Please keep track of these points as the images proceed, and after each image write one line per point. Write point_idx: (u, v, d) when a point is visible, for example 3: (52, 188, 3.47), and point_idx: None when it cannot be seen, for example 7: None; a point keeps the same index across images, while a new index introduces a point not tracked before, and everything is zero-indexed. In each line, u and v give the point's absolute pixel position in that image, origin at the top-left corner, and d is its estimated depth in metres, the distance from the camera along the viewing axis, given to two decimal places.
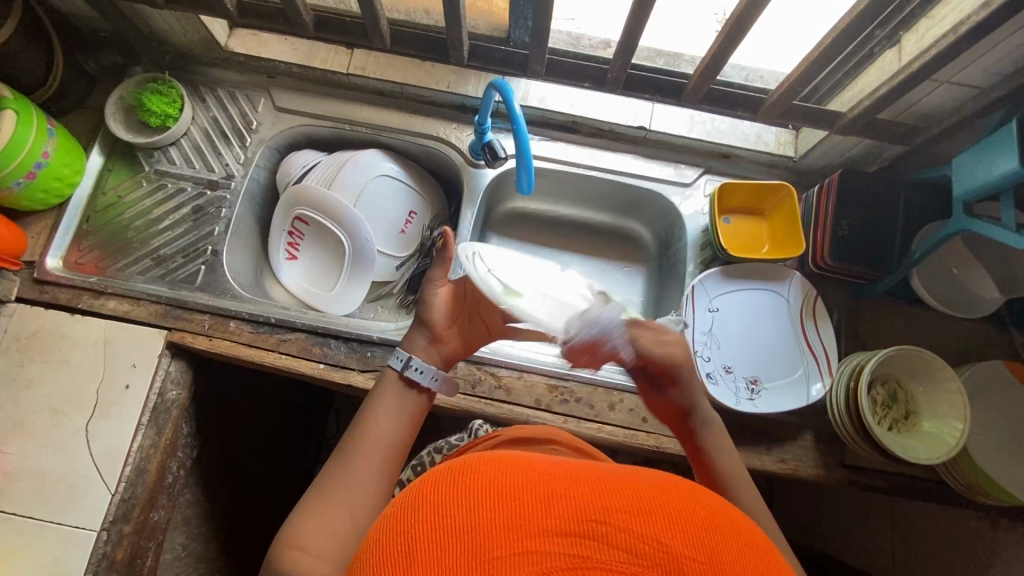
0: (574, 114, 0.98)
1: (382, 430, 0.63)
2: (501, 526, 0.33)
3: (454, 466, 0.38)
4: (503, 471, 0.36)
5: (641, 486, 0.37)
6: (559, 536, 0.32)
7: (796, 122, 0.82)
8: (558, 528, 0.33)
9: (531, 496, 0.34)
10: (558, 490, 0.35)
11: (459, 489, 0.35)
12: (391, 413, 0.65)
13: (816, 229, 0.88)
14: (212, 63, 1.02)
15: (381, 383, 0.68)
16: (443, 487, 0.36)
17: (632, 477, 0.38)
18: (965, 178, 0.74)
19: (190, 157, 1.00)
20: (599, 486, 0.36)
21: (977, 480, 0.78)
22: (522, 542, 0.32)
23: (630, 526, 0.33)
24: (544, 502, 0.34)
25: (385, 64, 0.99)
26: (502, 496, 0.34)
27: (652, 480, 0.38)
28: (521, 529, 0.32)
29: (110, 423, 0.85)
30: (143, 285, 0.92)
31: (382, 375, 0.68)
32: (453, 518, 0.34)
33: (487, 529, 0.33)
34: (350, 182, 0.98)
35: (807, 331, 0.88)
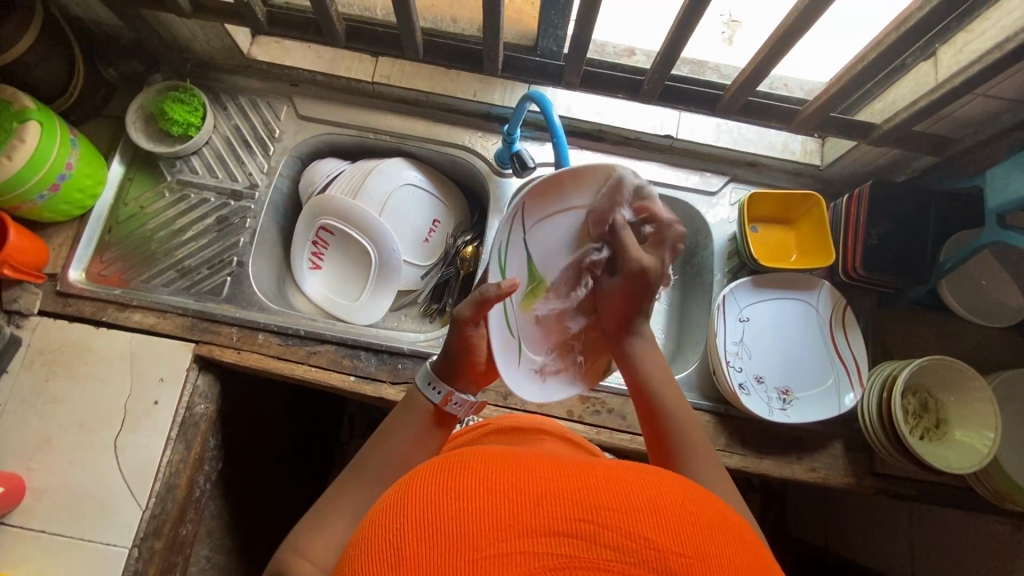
0: (601, 123, 0.98)
1: (399, 454, 0.60)
2: (488, 526, 0.32)
3: (443, 465, 0.38)
4: (488, 471, 0.36)
5: (628, 482, 0.36)
6: (546, 536, 0.32)
7: (830, 134, 0.82)
8: (543, 528, 0.32)
9: (516, 497, 0.34)
10: (546, 488, 0.35)
11: (447, 488, 0.35)
12: (415, 435, 0.62)
13: (846, 239, 0.88)
14: (233, 70, 1.01)
15: (406, 404, 0.64)
16: (433, 489, 0.35)
17: (621, 472, 0.37)
18: (997, 192, 0.75)
19: (212, 166, 0.98)
20: (586, 482, 0.35)
21: (1008, 488, 0.79)
22: (510, 543, 0.32)
23: (619, 524, 0.33)
24: (532, 502, 0.33)
25: (410, 73, 0.98)
26: (486, 493, 0.34)
27: (641, 476, 0.37)
28: (507, 531, 0.32)
29: (138, 437, 0.84)
30: (168, 297, 0.91)
31: (408, 395, 0.64)
32: (439, 516, 0.33)
33: (475, 531, 0.32)
34: (375, 191, 0.98)
35: (837, 341, 0.89)
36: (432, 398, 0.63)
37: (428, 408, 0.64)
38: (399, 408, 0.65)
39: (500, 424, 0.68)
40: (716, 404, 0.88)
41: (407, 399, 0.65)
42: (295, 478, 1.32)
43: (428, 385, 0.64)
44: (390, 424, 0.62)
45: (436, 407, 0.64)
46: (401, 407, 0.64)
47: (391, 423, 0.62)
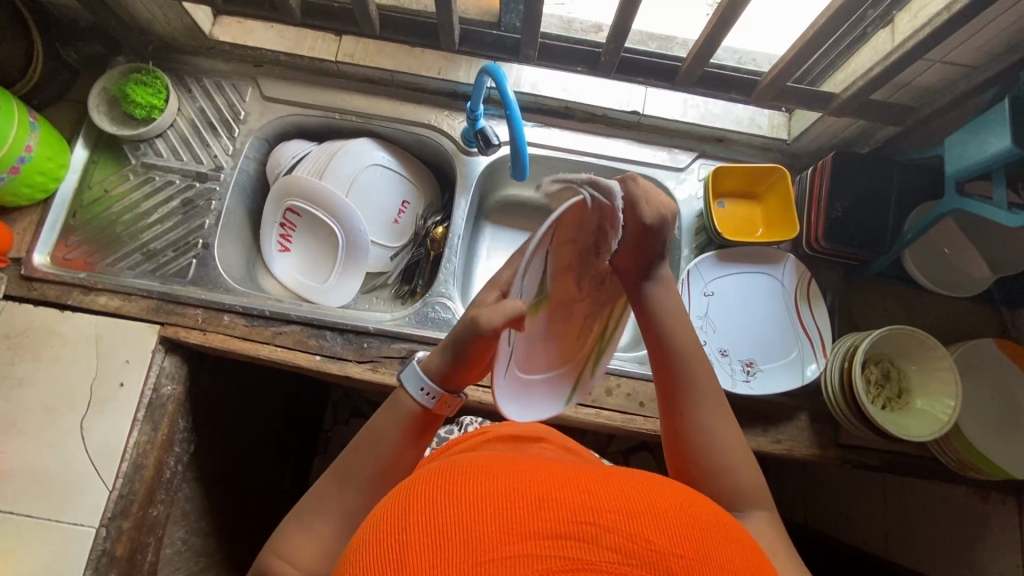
0: (567, 99, 0.98)
1: (381, 459, 0.56)
2: (492, 530, 0.32)
3: (435, 474, 0.37)
4: (487, 477, 0.36)
5: (627, 485, 0.37)
6: (549, 539, 0.32)
7: (789, 104, 0.83)
8: (547, 530, 0.32)
9: (517, 501, 0.33)
10: (548, 492, 0.35)
11: (444, 494, 0.34)
12: (400, 441, 0.56)
13: (810, 212, 0.88)
14: (198, 52, 1.00)
15: (391, 405, 0.58)
16: (428, 495, 0.34)
17: (617, 478, 0.38)
18: (956, 158, 0.74)
19: (177, 149, 0.98)
20: (587, 487, 0.36)
21: (969, 455, 0.82)
22: (513, 546, 0.31)
23: (619, 526, 0.33)
24: (536, 506, 0.33)
25: (374, 51, 0.97)
26: (488, 496, 0.34)
27: (636, 481, 0.38)
28: (512, 533, 0.32)
29: (104, 419, 0.84)
30: (134, 280, 0.90)
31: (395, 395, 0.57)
32: (440, 519, 0.32)
33: (477, 536, 0.31)
34: (341, 171, 0.97)
35: (801, 314, 0.89)
36: (421, 402, 0.56)
37: (418, 412, 0.57)
38: (386, 406, 0.58)
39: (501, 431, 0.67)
40: None
41: (393, 397, 0.58)
42: (276, 463, 1.33)
43: (417, 387, 0.56)
44: (372, 428, 0.57)
45: (425, 409, 0.57)
46: (387, 406, 0.58)
47: (375, 425, 0.57)
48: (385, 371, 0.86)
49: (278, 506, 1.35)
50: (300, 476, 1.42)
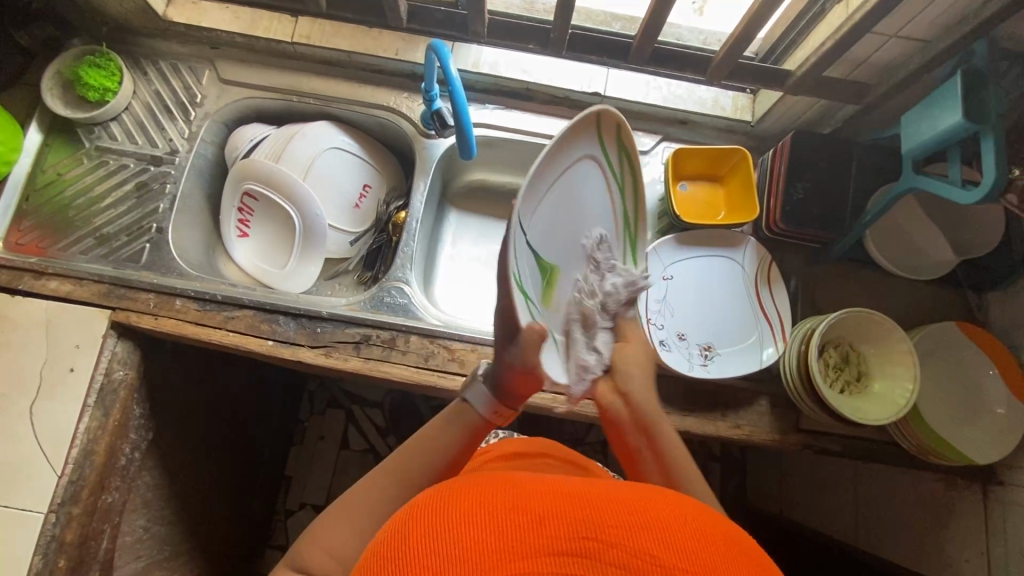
0: (527, 81, 0.96)
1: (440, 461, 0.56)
2: (494, 547, 0.34)
3: (444, 493, 0.39)
4: (495, 493, 0.38)
5: (629, 501, 0.38)
6: (550, 556, 0.34)
7: (745, 82, 0.82)
8: (546, 547, 0.34)
9: (521, 517, 0.36)
10: (551, 509, 0.36)
11: (450, 516, 0.36)
12: (458, 443, 0.57)
13: (770, 194, 0.87)
14: (154, 34, 0.99)
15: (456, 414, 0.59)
16: (439, 513, 0.37)
17: (623, 493, 0.39)
18: (911, 136, 0.72)
19: (132, 132, 0.97)
20: (595, 503, 0.37)
21: (930, 442, 0.80)
22: (514, 564, 0.33)
23: (622, 541, 0.34)
24: (537, 523, 0.35)
25: (330, 32, 0.96)
26: (493, 513, 0.36)
27: (641, 496, 0.39)
28: (519, 552, 0.34)
29: (54, 404, 0.83)
30: (85, 264, 0.89)
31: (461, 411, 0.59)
32: (445, 535, 0.35)
33: (479, 552, 0.34)
34: (298, 155, 0.96)
35: (762, 297, 0.88)
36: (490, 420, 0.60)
37: (480, 423, 0.59)
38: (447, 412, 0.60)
39: (502, 450, 0.70)
40: None
41: (454, 406, 0.60)
42: (250, 454, 1.33)
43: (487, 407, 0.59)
44: (428, 430, 0.58)
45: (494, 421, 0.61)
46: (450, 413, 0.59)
47: (433, 429, 0.58)
48: (338, 357, 0.85)
49: (252, 497, 1.35)
50: (274, 465, 1.42)
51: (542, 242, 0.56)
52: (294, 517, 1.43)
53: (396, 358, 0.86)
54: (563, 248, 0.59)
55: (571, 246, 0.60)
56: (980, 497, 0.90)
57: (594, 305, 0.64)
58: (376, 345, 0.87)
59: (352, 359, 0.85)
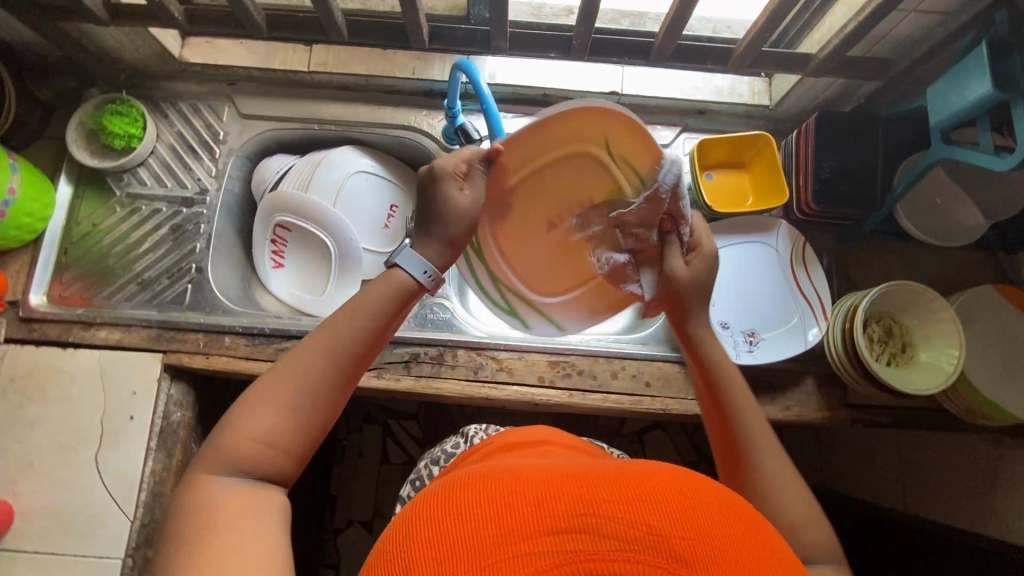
0: (545, 86, 0.98)
1: (367, 326, 0.57)
2: (498, 532, 0.37)
3: (446, 492, 0.42)
4: (499, 486, 0.41)
5: (625, 480, 0.41)
6: (551, 535, 0.37)
7: (766, 69, 0.82)
8: (547, 528, 0.37)
9: (520, 504, 0.39)
10: (551, 493, 0.40)
11: (455, 509, 0.40)
12: (382, 312, 0.58)
13: (798, 175, 0.88)
14: (170, 76, 1.00)
15: (383, 280, 0.60)
16: (443, 507, 0.40)
17: (617, 474, 0.42)
18: (939, 107, 0.73)
19: (160, 176, 0.98)
20: (592, 484, 0.41)
21: (978, 404, 0.82)
22: (517, 546, 0.36)
23: (616, 515, 0.38)
24: (537, 507, 0.38)
25: (346, 57, 0.97)
26: (495, 504, 0.39)
27: (635, 473, 0.43)
28: (521, 532, 0.37)
29: (119, 451, 0.85)
30: (131, 311, 0.91)
31: (392, 274, 0.60)
32: (452, 530, 0.38)
33: (483, 538, 0.37)
34: (326, 182, 0.97)
35: (799, 279, 0.89)
36: (422, 283, 0.61)
37: (410, 288, 0.60)
38: (376, 280, 0.60)
39: (507, 441, 0.72)
40: (685, 354, 0.89)
41: (385, 274, 0.60)
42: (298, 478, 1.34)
43: (417, 268, 0.60)
44: (357, 298, 0.58)
45: (417, 287, 0.61)
46: (380, 280, 0.60)
47: (360, 296, 0.58)
48: (390, 378, 0.87)
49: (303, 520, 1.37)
50: (321, 486, 1.44)
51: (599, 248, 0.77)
52: (343, 535, 1.45)
53: (445, 373, 0.88)
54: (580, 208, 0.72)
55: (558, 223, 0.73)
56: None
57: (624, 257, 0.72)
58: (425, 362, 0.88)
59: (404, 378, 0.87)
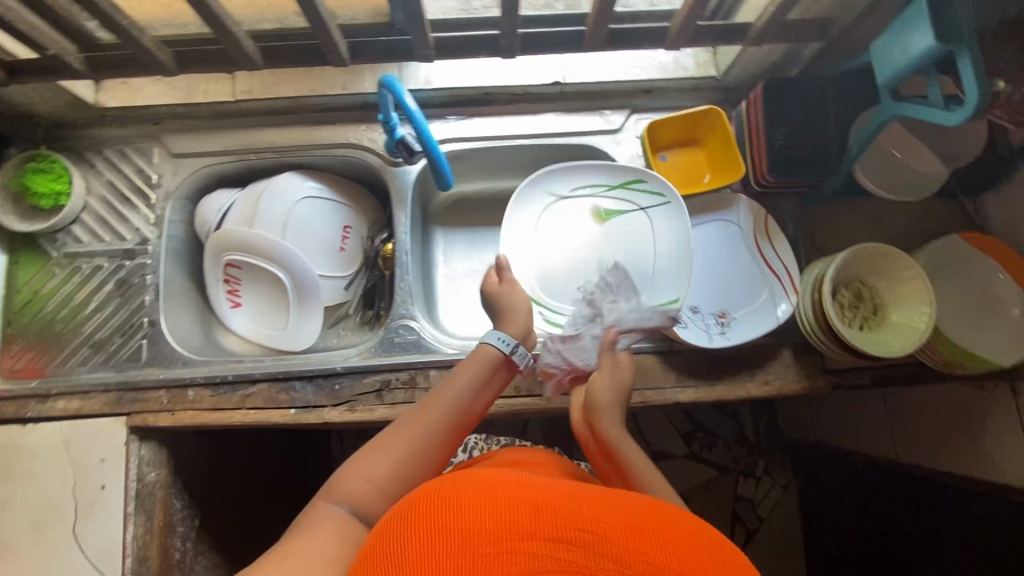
0: (483, 85, 0.94)
1: (465, 395, 0.68)
2: (501, 526, 0.39)
3: (456, 482, 0.45)
4: (508, 487, 0.43)
5: (625, 511, 0.43)
6: (548, 542, 0.38)
7: (706, 43, 0.79)
8: (547, 534, 0.39)
9: (523, 509, 0.41)
10: (554, 505, 0.42)
11: (463, 502, 0.42)
12: (478, 382, 0.69)
13: (752, 146, 0.85)
14: (92, 124, 0.95)
15: (476, 354, 0.71)
16: (453, 497, 0.42)
17: (619, 503, 0.45)
18: (884, 64, 0.70)
19: (96, 230, 0.93)
20: (594, 506, 0.43)
21: (953, 355, 0.81)
22: (516, 543, 0.38)
23: (613, 537, 0.40)
24: (540, 514, 0.40)
25: (272, 81, 0.94)
26: (500, 504, 0.41)
27: (635, 508, 0.45)
28: (522, 533, 0.39)
29: (96, 522, 0.82)
30: (88, 376, 0.88)
31: (479, 348, 0.72)
32: (459, 519, 0.40)
33: (486, 529, 0.39)
34: (270, 213, 0.93)
35: (764, 252, 0.87)
36: (505, 351, 0.72)
37: (499, 360, 0.71)
38: (469, 357, 0.72)
39: (504, 457, 0.72)
40: (659, 343, 0.87)
41: (477, 350, 0.72)
42: None
43: (496, 338, 0.73)
44: (460, 368, 0.70)
45: (503, 358, 0.72)
46: (473, 355, 0.71)
47: (459, 369, 0.70)
48: (364, 409, 0.84)
49: None
50: None
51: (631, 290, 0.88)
52: None
53: (419, 397, 0.85)
54: (596, 239, 0.91)
55: (587, 243, 0.91)
56: (1009, 393, 0.92)
57: (592, 318, 0.79)
58: (398, 388, 0.85)
59: (378, 408, 0.84)
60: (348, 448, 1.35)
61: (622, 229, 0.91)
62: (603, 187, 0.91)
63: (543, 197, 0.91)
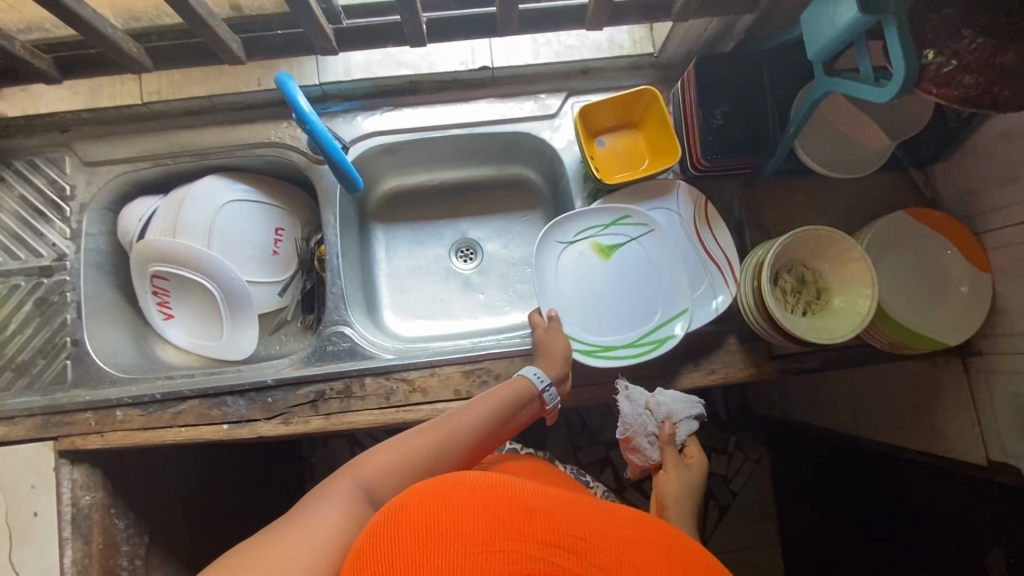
0: (408, 73, 0.89)
1: (495, 418, 0.68)
2: (497, 525, 0.37)
3: (447, 477, 0.42)
4: (504, 485, 0.41)
5: (614, 522, 0.43)
6: (544, 545, 0.37)
7: (628, 21, 0.74)
8: (543, 537, 0.37)
9: (520, 509, 0.39)
10: (549, 509, 0.40)
11: (456, 497, 0.39)
12: (511, 409, 0.70)
13: (688, 127, 0.81)
14: (0, 135, 0.90)
15: (515, 383, 0.72)
16: (448, 489, 0.40)
17: (609, 515, 0.44)
18: (814, 37, 0.66)
19: (11, 247, 0.89)
20: (586, 515, 0.42)
21: (897, 336, 0.79)
22: (513, 543, 0.36)
23: (606, 547, 0.38)
24: (537, 516, 0.39)
25: (182, 80, 0.89)
26: (497, 503, 0.39)
27: (623, 520, 0.44)
28: (518, 533, 0.37)
29: (31, 549, 0.79)
30: (13, 400, 0.85)
31: (519, 378, 0.73)
32: (456, 513, 0.38)
33: (484, 525, 0.37)
34: (193, 221, 0.89)
35: (704, 239, 0.84)
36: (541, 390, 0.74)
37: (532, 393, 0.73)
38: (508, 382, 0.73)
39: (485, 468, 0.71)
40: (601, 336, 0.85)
41: (514, 378, 0.73)
42: None
43: (533, 374, 0.74)
44: (494, 391, 0.70)
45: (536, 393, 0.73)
46: (512, 382, 0.72)
47: (495, 391, 0.70)
48: (299, 421, 0.82)
49: None
50: None
51: (641, 319, 0.83)
52: None
53: (356, 406, 0.83)
54: (605, 276, 0.86)
55: (597, 282, 0.86)
56: None
57: (648, 421, 0.78)
58: (332, 398, 0.83)
59: (313, 419, 0.82)
60: (317, 448, 1.34)
61: (629, 263, 0.86)
62: (600, 224, 0.86)
63: (552, 251, 0.86)
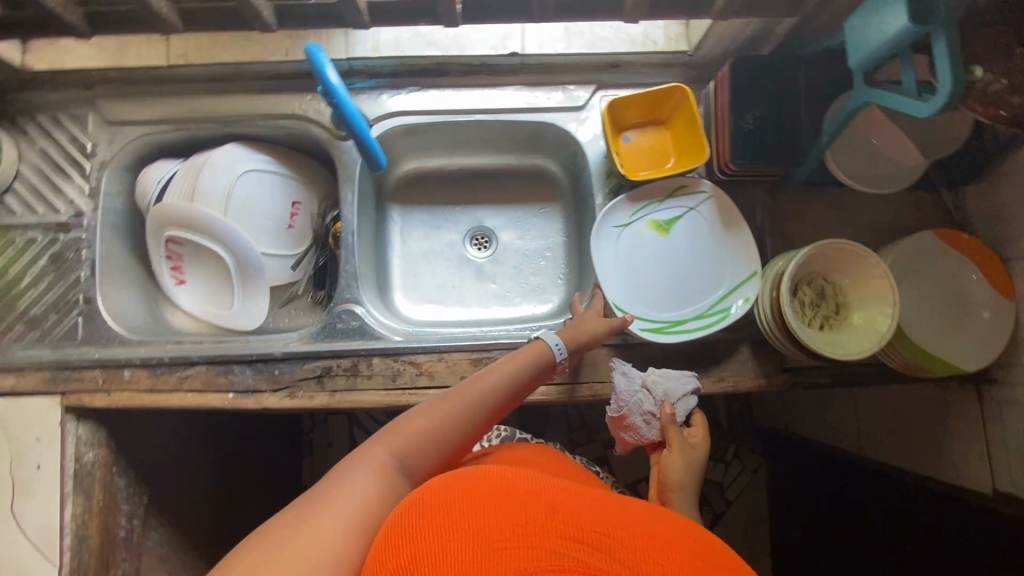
0: (437, 54, 0.89)
1: (517, 382, 0.67)
2: (519, 521, 0.37)
3: (467, 475, 0.42)
4: (523, 483, 0.41)
5: (637, 518, 0.42)
6: (567, 538, 0.36)
7: (666, 16, 0.73)
8: (565, 531, 0.37)
9: (541, 506, 0.39)
10: (570, 505, 0.40)
11: (476, 495, 0.39)
12: (530, 374, 0.69)
13: (718, 129, 0.79)
14: (26, 87, 0.90)
15: (530, 347, 0.71)
16: (467, 489, 0.40)
17: (630, 510, 0.43)
18: (856, 45, 0.64)
19: (29, 201, 0.89)
20: (608, 510, 0.41)
21: (913, 357, 0.78)
22: (535, 538, 0.36)
23: (630, 542, 0.38)
24: (558, 511, 0.38)
25: (206, 47, 0.91)
26: (518, 500, 0.39)
27: (645, 515, 0.43)
28: (539, 528, 0.36)
29: (34, 502, 0.81)
30: (22, 353, 0.85)
31: (535, 342, 0.72)
32: (477, 511, 0.37)
33: (505, 522, 0.36)
34: (212, 187, 0.88)
35: (723, 243, 0.84)
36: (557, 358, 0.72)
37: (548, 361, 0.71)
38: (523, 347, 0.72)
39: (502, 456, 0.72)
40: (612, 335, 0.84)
41: (529, 344, 0.72)
42: None
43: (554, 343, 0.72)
44: (512, 356, 0.69)
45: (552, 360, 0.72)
46: (530, 346, 0.71)
47: (512, 356, 0.69)
48: (304, 396, 0.82)
49: None
50: None
51: (699, 295, 0.83)
52: None
53: (361, 385, 0.82)
54: (660, 253, 0.86)
55: (650, 259, 0.85)
56: None
57: (644, 399, 0.77)
58: (339, 375, 0.83)
59: (318, 395, 0.82)
60: (318, 423, 1.34)
61: (682, 241, 0.85)
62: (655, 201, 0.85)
63: (609, 232, 0.84)
